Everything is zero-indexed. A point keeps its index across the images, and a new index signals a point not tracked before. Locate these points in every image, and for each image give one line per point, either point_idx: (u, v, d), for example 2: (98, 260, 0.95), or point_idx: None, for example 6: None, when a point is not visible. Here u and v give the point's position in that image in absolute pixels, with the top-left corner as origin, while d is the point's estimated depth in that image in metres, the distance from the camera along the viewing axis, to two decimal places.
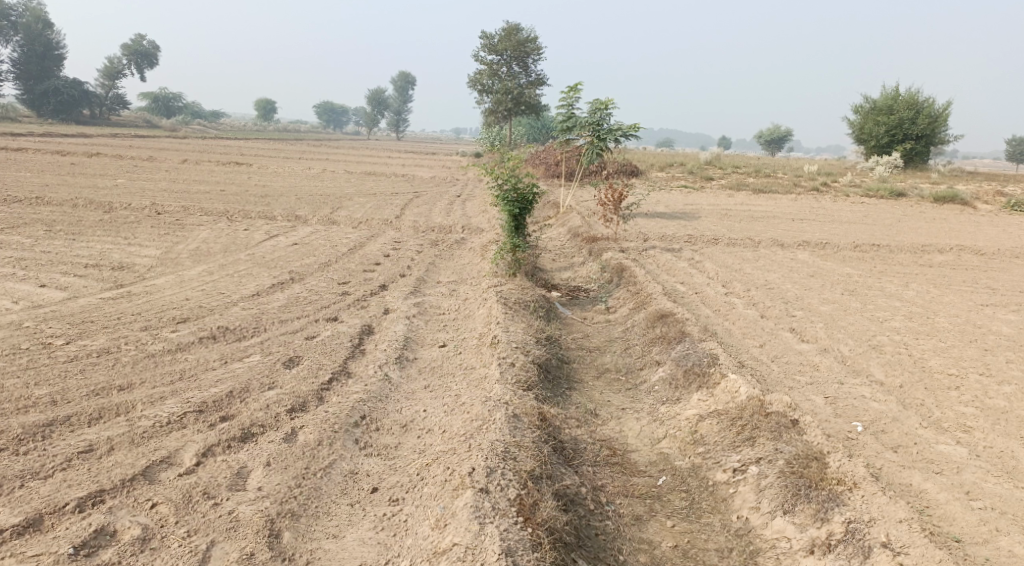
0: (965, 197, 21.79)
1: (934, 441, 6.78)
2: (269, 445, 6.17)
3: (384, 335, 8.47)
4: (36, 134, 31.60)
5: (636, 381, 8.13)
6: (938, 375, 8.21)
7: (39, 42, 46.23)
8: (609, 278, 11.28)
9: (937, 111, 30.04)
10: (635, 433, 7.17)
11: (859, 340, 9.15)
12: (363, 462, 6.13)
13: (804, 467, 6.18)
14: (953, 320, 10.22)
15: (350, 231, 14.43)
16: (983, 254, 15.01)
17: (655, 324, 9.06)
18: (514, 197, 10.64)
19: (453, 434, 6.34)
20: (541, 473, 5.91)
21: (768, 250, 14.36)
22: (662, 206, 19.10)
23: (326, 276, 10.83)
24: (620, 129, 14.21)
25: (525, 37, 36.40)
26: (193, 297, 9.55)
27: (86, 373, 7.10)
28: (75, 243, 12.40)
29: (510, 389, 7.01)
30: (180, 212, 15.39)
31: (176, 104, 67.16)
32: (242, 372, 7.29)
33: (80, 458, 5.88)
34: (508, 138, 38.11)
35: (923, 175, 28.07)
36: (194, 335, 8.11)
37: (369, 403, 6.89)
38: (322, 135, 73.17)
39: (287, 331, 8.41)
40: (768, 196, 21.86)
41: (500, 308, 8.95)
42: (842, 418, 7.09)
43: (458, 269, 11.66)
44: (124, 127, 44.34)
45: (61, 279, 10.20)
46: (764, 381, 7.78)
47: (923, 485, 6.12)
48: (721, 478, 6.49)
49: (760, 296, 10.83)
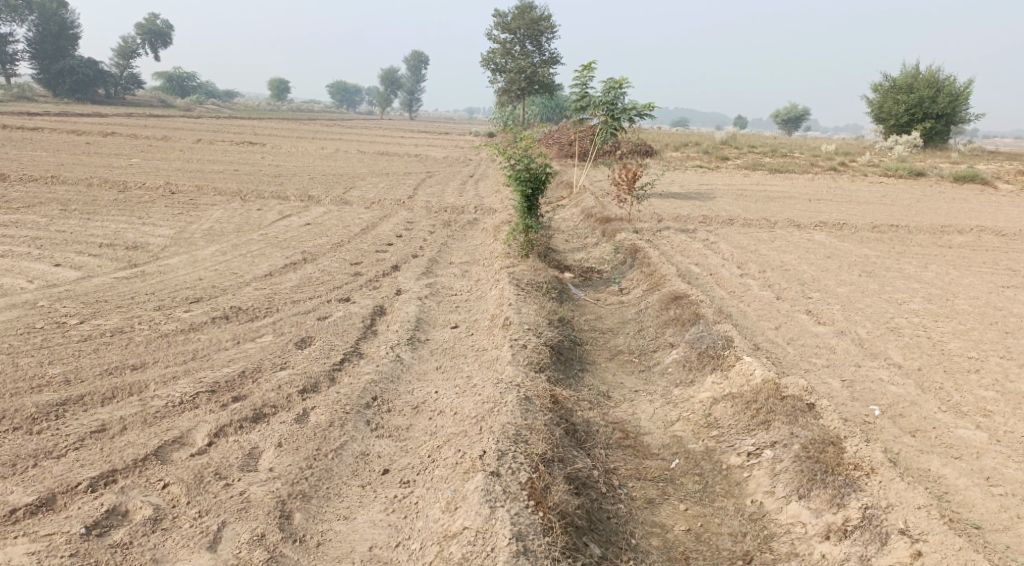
0: (986, 177, 21.48)
1: (953, 425, 6.69)
2: (281, 426, 6.15)
3: (396, 316, 8.43)
4: (51, 113, 31.70)
5: (649, 362, 8.06)
6: (957, 358, 8.09)
7: (54, 21, 46.27)
8: (622, 259, 11.18)
9: (959, 90, 29.57)
10: (648, 416, 7.11)
11: (877, 322, 9.03)
12: (374, 443, 6.11)
13: (820, 452, 6.10)
14: (973, 302, 10.07)
15: (363, 211, 14.38)
16: (1003, 234, 14.79)
17: (669, 305, 8.97)
18: (527, 177, 10.54)
19: (465, 416, 6.30)
20: (553, 456, 5.87)
21: (784, 231, 14.21)
22: (676, 187, 18.92)
23: (339, 256, 10.79)
24: (635, 108, 14.05)
25: (539, 14, 36.06)
26: (206, 277, 9.54)
27: (99, 352, 7.10)
28: (89, 223, 12.41)
29: (522, 371, 6.96)
30: (193, 192, 15.38)
31: (190, 84, 67.20)
32: (254, 352, 7.27)
33: (93, 437, 5.89)
34: (522, 117, 37.89)
35: (943, 155, 27.69)
36: (207, 315, 8.10)
37: (380, 384, 6.87)
38: (335, 115, 73.09)
39: (300, 312, 8.39)
40: (785, 175, 21.62)
41: (512, 289, 8.89)
42: (859, 401, 7.00)
43: (470, 249, 11.60)
44: (138, 106, 44.40)
45: (74, 258, 10.21)
46: (779, 364, 7.69)
47: (941, 471, 6.04)
48: (735, 462, 6.43)
49: (775, 277, 10.71)
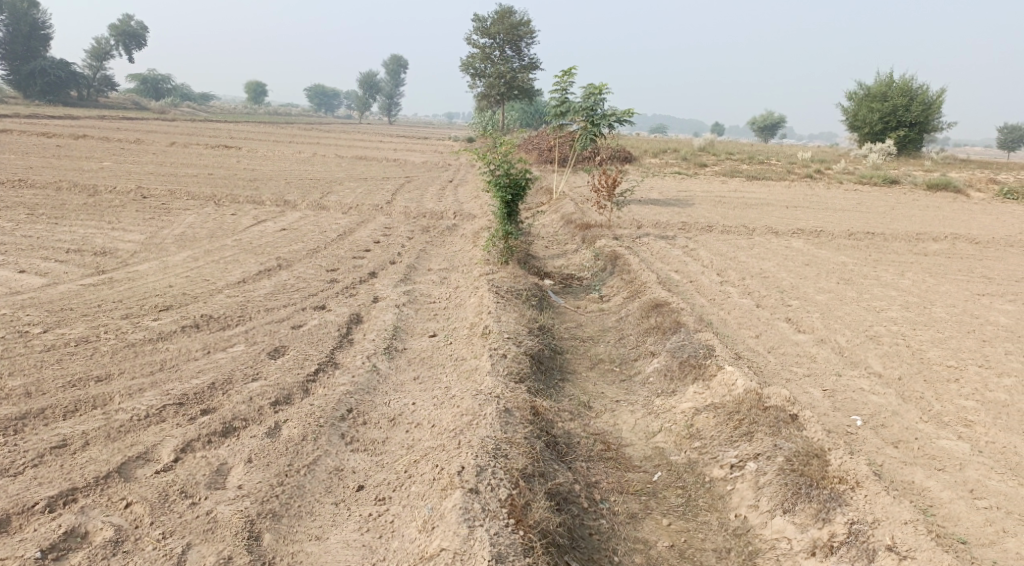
0: (959, 185, 21.68)
1: (936, 436, 6.63)
2: (251, 441, 5.95)
3: (372, 325, 8.25)
4: (21, 115, 31.13)
5: (630, 372, 7.94)
6: (937, 367, 8.05)
7: (26, 22, 45.54)
8: (602, 266, 11.07)
9: (931, 99, 29.88)
10: (630, 427, 6.98)
11: (856, 330, 8.99)
12: (349, 458, 5.93)
13: (805, 465, 6.00)
14: (950, 310, 10.06)
15: (340, 216, 14.17)
16: (978, 242, 14.88)
17: (650, 313, 8.86)
18: (506, 183, 10.40)
19: (442, 429, 6.14)
20: (533, 471, 5.72)
21: (763, 238, 14.19)
22: (655, 193, 18.88)
23: (314, 262, 10.58)
24: (614, 115, 13.97)
25: (518, 20, 36.01)
26: (177, 284, 9.29)
27: (62, 363, 6.85)
28: (57, 227, 12.10)
29: (501, 381, 6.81)
30: (166, 196, 15.09)
31: (165, 86, 66.46)
32: (225, 363, 7.05)
33: (53, 454, 5.65)
34: (500, 122, 37.78)
35: (917, 162, 27.92)
36: (176, 324, 7.87)
37: (356, 396, 6.68)
38: (312, 119, 72.65)
39: (273, 320, 8.17)
40: (762, 182, 21.69)
41: (491, 296, 8.74)
42: (841, 412, 6.92)
43: (449, 256, 11.44)
44: (112, 109, 43.78)
45: (41, 264, 9.92)
46: (761, 373, 7.61)
47: (925, 483, 5.97)
48: (718, 474, 6.32)
49: (755, 284, 10.65)
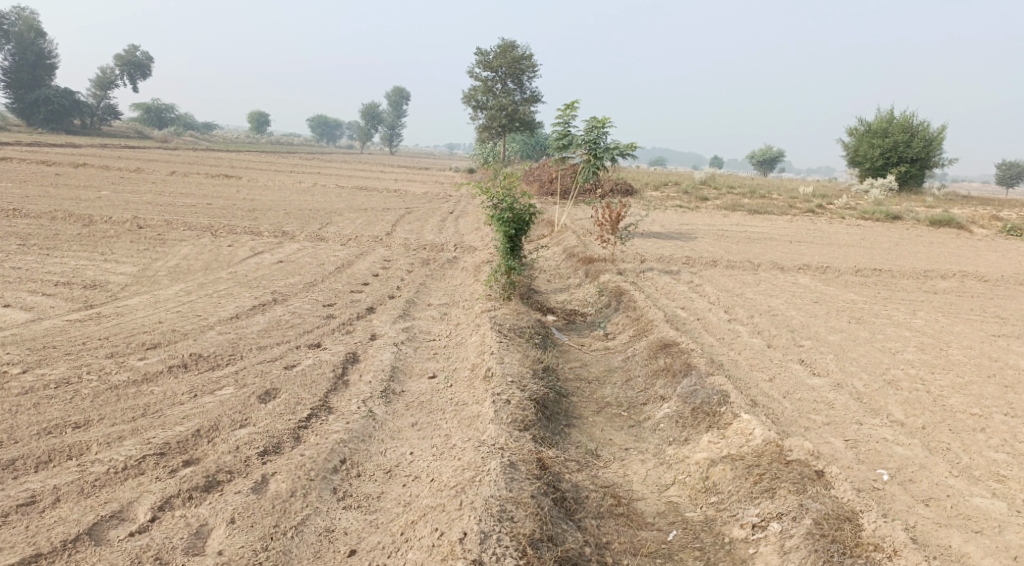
0: (962, 221, 21.36)
1: (969, 493, 6.22)
2: (235, 498, 5.55)
3: (369, 365, 7.85)
4: (22, 142, 30.95)
5: (639, 417, 7.52)
6: (961, 415, 7.63)
7: (31, 51, 45.57)
8: (607, 302, 10.68)
9: (932, 134, 29.73)
10: (641, 479, 6.57)
11: (873, 374, 8.58)
12: (341, 517, 5.51)
13: (836, 530, 5.62)
14: (967, 353, 9.65)
15: (339, 248, 13.82)
16: (987, 280, 14.53)
17: (658, 354, 8.47)
18: (509, 218, 10.07)
19: (443, 485, 5.73)
20: (542, 535, 5.32)
21: (768, 274, 13.84)
22: (657, 227, 18.60)
23: (311, 296, 10.22)
24: (617, 148, 13.68)
25: (521, 53, 36.05)
26: (167, 320, 8.90)
27: (39, 408, 6.45)
28: (48, 259, 11.74)
29: (504, 430, 6.40)
30: (162, 226, 14.75)
31: (168, 115, 66.57)
32: (213, 407, 6.63)
33: (20, 513, 5.29)
34: (501, 155, 37.64)
35: (919, 198, 27.66)
36: (163, 364, 7.47)
37: (350, 444, 6.27)
38: (313, 150, 72.86)
39: (265, 360, 7.77)
40: (764, 216, 21.40)
41: (493, 336, 8.34)
42: (866, 465, 6.52)
43: (450, 290, 11.08)
44: (116, 137, 43.76)
45: (27, 298, 9.54)
46: (778, 421, 7.20)
47: (964, 549, 5.60)
48: (739, 535, 5.91)
49: (764, 323, 10.25)
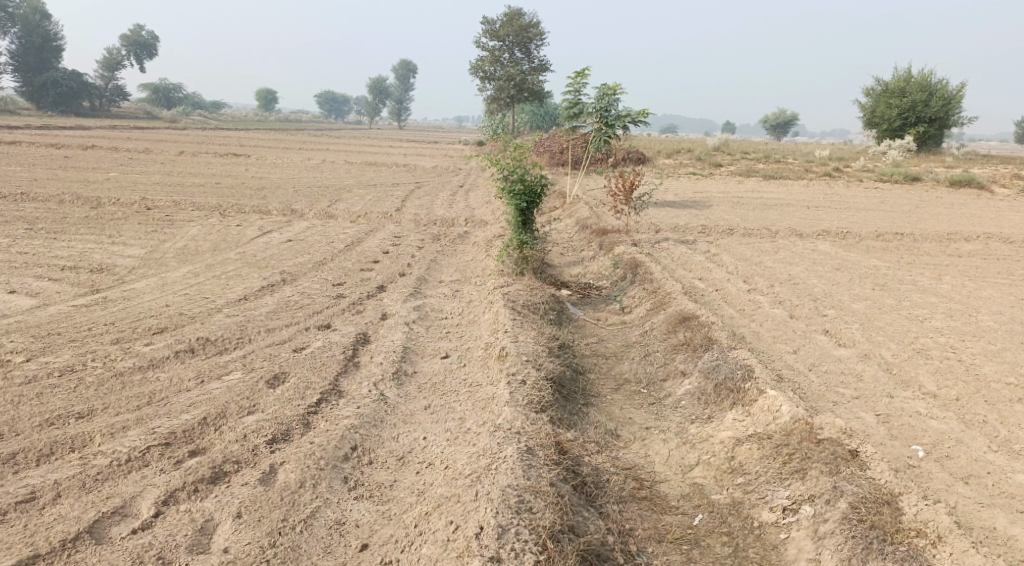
0: (982, 181, 20.81)
1: (1010, 470, 5.94)
2: (242, 490, 5.34)
3: (380, 346, 7.60)
4: (33, 126, 30.81)
5: (660, 395, 7.25)
6: (996, 385, 7.31)
7: (38, 33, 45.23)
8: (623, 274, 10.36)
9: (951, 93, 28.99)
10: (663, 460, 6.32)
11: (901, 343, 8.24)
12: (352, 508, 5.30)
13: (874, 515, 5.35)
14: (998, 318, 9.29)
15: (348, 225, 13.55)
16: (1012, 241, 14.08)
17: (677, 328, 8.17)
18: (521, 190, 9.76)
19: (458, 473, 5.50)
20: (562, 526, 5.09)
21: (787, 241, 13.46)
22: (672, 195, 18.22)
23: (320, 276, 9.96)
24: (630, 115, 13.25)
25: (528, 21, 35.39)
26: (174, 303, 8.68)
27: (42, 398, 6.25)
28: (55, 243, 11.53)
29: (520, 413, 6.15)
30: (170, 207, 14.53)
31: (176, 95, 66.18)
32: (219, 394, 6.40)
33: (18, 511, 5.11)
34: (511, 125, 37.11)
35: (937, 159, 27.03)
36: (169, 349, 7.25)
37: (361, 430, 6.04)
38: (324, 126, 72.48)
39: (273, 343, 7.54)
40: (780, 182, 20.95)
41: (507, 313, 8.07)
42: (899, 441, 6.25)
43: (462, 266, 10.81)
44: (127, 119, 43.62)
45: (33, 283, 9.34)
46: (806, 397, 6.90)
47: (1009, 531, 5.34)
48: (769, 519, 5.68)
49: (785, 292, 9.92)
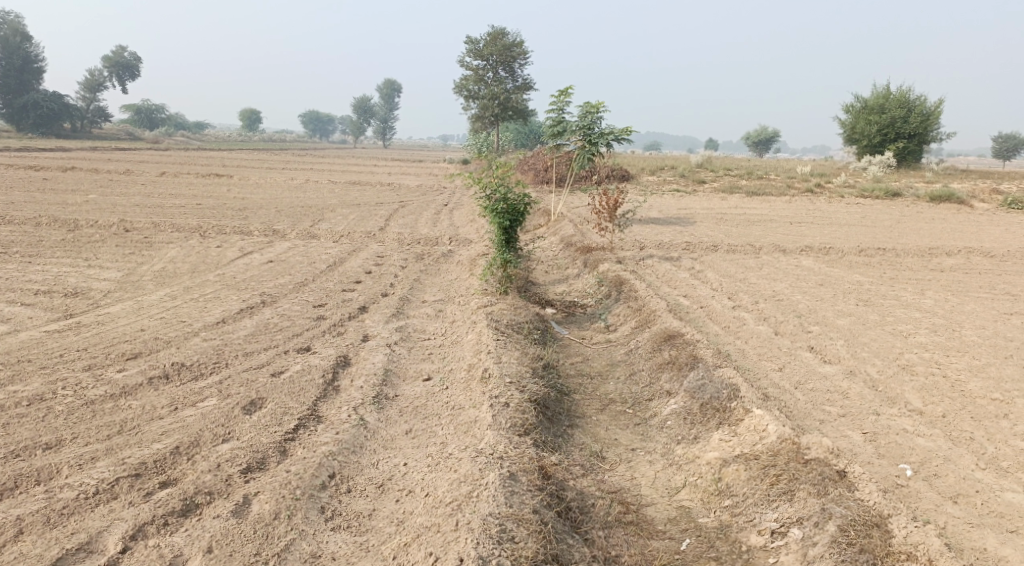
0: (962, 196, 20.95)
1: (999, 488, 5.86)
2: (214, 523, 5.18)
3: (360, 368, 7.45)
4: (13, 148, 30.52)
5: (645, 415, 7.13)
6: (982, 401, 7.25)
7: (19, 55, 44.94)
8: (607, 292, 10.26)
9: (928, 109, 29.28)
10: (649, 482, 6.20)
11: (886, 359, 8.18)
12: (329, 540, 5.14)
13: (863, 538, 5.26)
14: (981, 333, 9.26)
15: (330, 245, 13.41)
16: (993, 256, 14.13)
17: (662, 346, 8.06)
18: (504, 209, 9.66)
19: (438, 501, 5.36)
20: (545, 556, 4.96)
21: (770, 257, 13.44)
22: (655, 212, 18.20)
23: (301, 297, 9.81)
24: (612, 133, 13.22)
25: (511, 41, 35.52)
26: (149, 327, 8.50)
27: (8, 428, 6.06)
28: (30, 267, 11.32)
29: (503, 437, 6.02)
30: (149, 228, 14.34)
31: (158, 116, 65.86)
32: (193, 421, 6.23)
33: None
34: (495, 144, 37.12)
35: (917, 174, 27.24)
36: (143, 375, 7.07)
37: (339, 457, 5.89)
38: (308, 145, 72.36)
39: (251, 367, 7.37)
40: (762, 198, 21.01)
41: (490, 334, 7.94)
42: (886, 459, 6.16)
43: (445, 286, 10.68)
44: (109, 140, 43.31)
45: (6, 309, 9.13)
46: (792, 415, 6.81)
47: (1000, 552, 5.27)
48: (757, 542, 5.57)
49: (770, 309, 9.86)
